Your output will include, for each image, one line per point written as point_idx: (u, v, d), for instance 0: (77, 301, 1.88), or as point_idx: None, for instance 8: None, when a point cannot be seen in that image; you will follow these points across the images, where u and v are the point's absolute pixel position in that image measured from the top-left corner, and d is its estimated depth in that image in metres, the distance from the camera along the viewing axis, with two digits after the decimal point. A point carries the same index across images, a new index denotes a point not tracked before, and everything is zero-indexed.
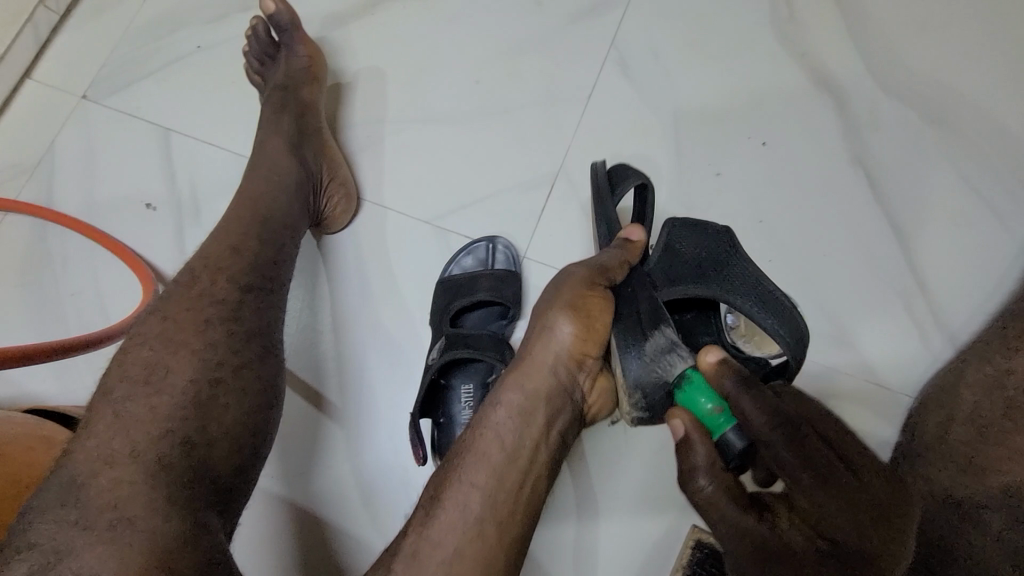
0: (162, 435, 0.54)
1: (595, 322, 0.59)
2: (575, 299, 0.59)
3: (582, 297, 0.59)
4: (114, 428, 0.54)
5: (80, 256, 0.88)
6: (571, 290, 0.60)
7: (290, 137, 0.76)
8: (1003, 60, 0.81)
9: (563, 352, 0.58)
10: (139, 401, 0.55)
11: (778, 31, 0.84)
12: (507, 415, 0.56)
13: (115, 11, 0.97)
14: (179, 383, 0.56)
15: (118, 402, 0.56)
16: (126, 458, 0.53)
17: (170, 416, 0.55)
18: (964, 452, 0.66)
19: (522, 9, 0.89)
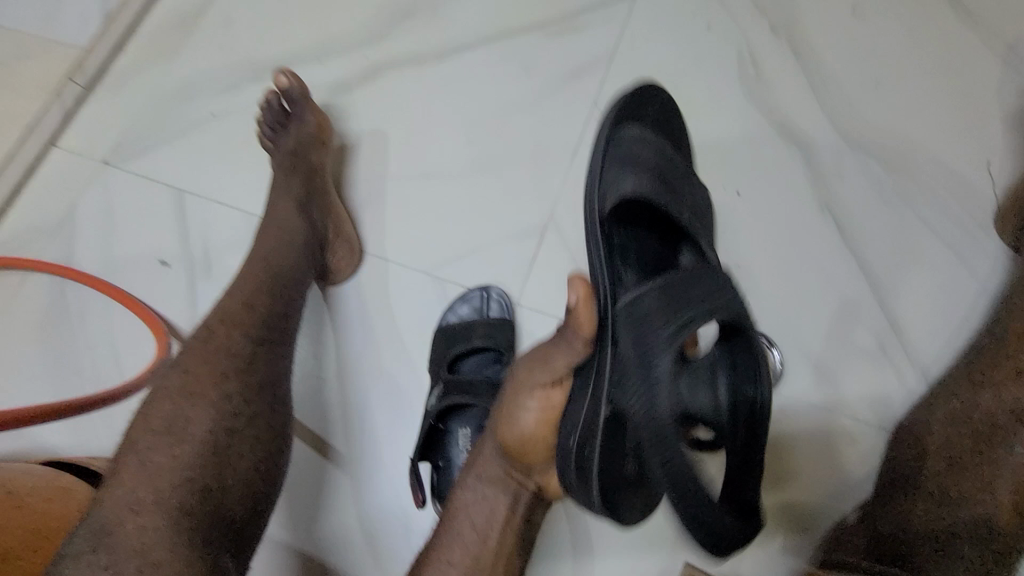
0: (182, 482, 0.58)
1: (530, 432, 0.61)
2: (517, 402, 0.61)
3: (521, 403, 0.61)
4: (137, 477, 0.58)
5: (97, 311, 0.92)
6: (519, 387, 0.62)
7: (299, 198, 0.83)
8: (956, 112, 0.88)
9: (506, 457, 0.63)
10: (160, 451, 0.59)
11: (747, 90, 0.92)
12: (476, 499, 0.63)
13: (136, 83, 1.05)
14: (198, 434, 0.60)
15: (141, 452, 0.59)
16: (150, 505, 0.56)
17: (189, 464, 0.59)
18: (935, 484, 0.68)
19: (513, 75, 0.97)
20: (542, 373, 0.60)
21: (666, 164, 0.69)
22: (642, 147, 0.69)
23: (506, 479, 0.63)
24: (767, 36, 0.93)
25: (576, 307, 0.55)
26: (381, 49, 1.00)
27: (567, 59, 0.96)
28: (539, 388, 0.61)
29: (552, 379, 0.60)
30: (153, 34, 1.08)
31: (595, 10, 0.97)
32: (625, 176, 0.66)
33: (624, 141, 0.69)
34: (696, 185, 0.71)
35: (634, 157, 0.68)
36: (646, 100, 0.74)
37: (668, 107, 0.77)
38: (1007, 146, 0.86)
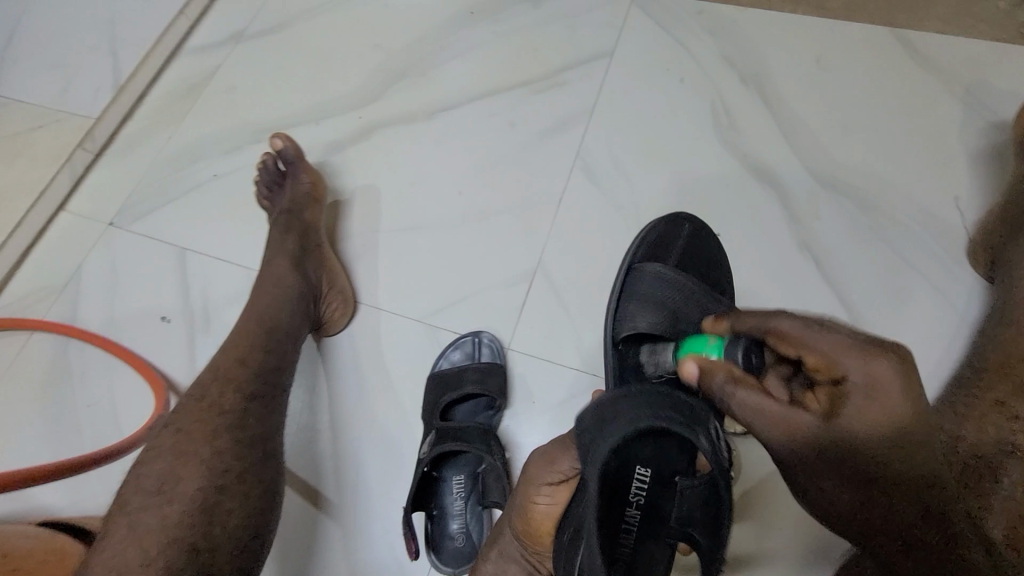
0: (168, 542, 0.60)
1: (538, 521, 0.64)
2: (531, 497, 0.64)
3: (534, 497, 0.64)
4: (127, 538, 0.60)
5: (97, 369, 0.94)
6: (529, 480, 0.65)
7: (294, 254, 0.86)
8: (922, 151, 0.92)
9: (521, 544, 0.66)
10: (151, 510, 0.61)
11: (721, 136, 0.96)
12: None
13: (144, 148, 1.11)
14: (187, 491, 0.62)
15: (132, 513, 0.61)
16: (140, 566, 0.58)
17: (179, 523, 0.61)
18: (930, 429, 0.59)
19: (498, 130, 1.02)
20: (550, 471, 0.63)
21: (684, 299, 0.77)
22: (653, 286, 0.79)
23: (523, 561, 0.66)
24: (737, 87, 0.99)
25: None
26: (375, 110, 1.06)
27: (549, 113, 1.01)
28: (547, 484, 0.63)
29: (560, 478, 0.63)
30: (161, 103, 1.15)
31: (574, 68, 1.03)
32: (637, 315, 0.78)
33: (643, 275, 0.80)
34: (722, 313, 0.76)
35: (637, 292, 0.79)
36: (668, 238, 0.84)
37: (694, 236, 0.84)
38: (974, 182, 0.89)
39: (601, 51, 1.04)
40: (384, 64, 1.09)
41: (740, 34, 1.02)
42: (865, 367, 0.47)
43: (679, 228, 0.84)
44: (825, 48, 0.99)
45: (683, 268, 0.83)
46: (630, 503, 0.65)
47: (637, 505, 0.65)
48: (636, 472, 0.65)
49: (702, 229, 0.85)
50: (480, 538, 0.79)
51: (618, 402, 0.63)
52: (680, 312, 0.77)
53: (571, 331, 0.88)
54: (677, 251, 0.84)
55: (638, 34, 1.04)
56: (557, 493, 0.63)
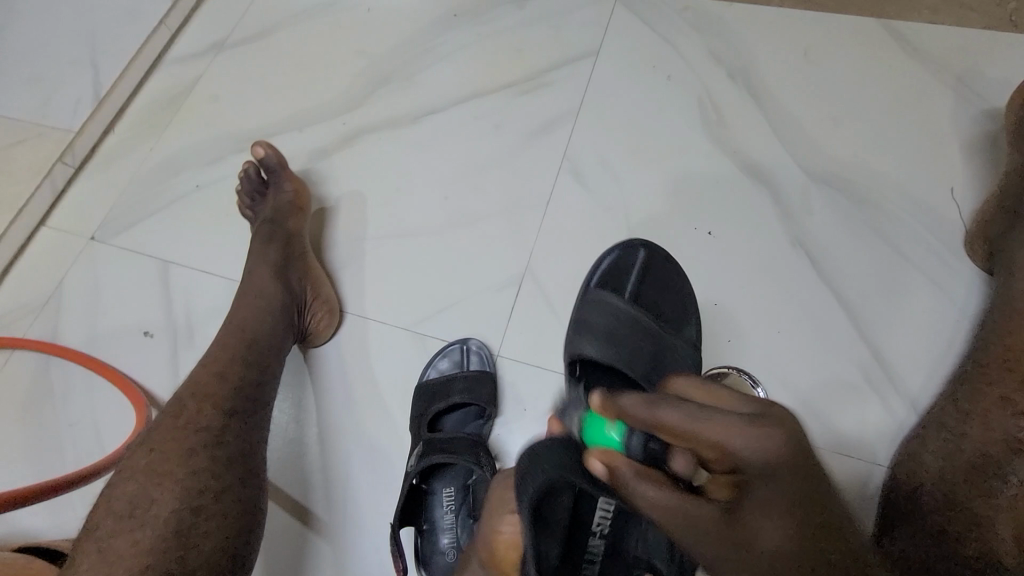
0: (140, 569, 0.59)
1: (501, 552, 0.57)
2: (495, 526, 0.57)
3: (499, 523, 0.57)
4: (99, 566, 0.59)
5: (78, 386, 0.92)
6: (496, 495, 0.60)
7: (276, 264, 0.84)
8: (914, 142, 0.90)
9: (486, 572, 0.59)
10: (123, 536, 0.60)
11: (710, 133, 0.95)
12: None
13: (125, 161, 1.10)
14: (160, 515, 0.61)
15: (102, 540, 0.61)
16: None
17: (151, 548, 0.60)
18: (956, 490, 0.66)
19: (483, 133, 1.00)
20: (514, 494, 0.58)
21: (622, 327, 0.77)
22: (601, 315, 0.78)
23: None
24: (725, 82, 0.97)
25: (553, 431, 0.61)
26: (359, 115, 1.05)
27: (535, 115, 1.00)
28: (510, 511, 0.57)
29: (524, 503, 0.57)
30: (142, 114, 1.13)
31: (559, 68, 1.02)
32: (581, 340, 0.77)
33: (588, 305, 0.80)
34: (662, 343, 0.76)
35: (588, 321, 0.78)
36: (623, 267, 0.83)
37: (647, 266, 0.83)
38: (968, 173, 0.87)
39: (586, 50, 1.02)
40: (368, 69, 1.08)
41: (727, 28, 1.00)
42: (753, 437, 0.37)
43: (633, 263, 0.83)
44: (813, 41, 0.98)
45: (640, 299, 0.82)
46: (593, 532, 0.65)
47: (601, 534, 0.65)
48: (598, 504, 0.64)
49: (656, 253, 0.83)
50: None
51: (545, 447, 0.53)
52: (620, 336, 0.76)
53: (563, 335, 0.86)
54: (632, 281, 0.82)
55: (623, 32, 1.03)
56: (521, 520, 0.57)
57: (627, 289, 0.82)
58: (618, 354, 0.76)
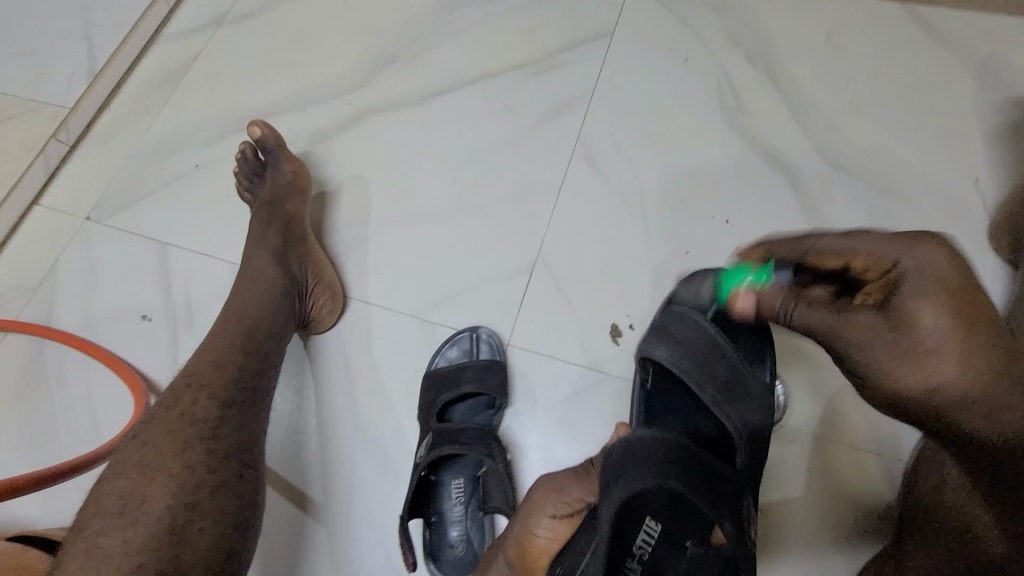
0: (132, 569, 0.56)
1: (532, 555, 0.57)
2: (531, 525, 0.57)
3: (535, 524, 0.57)
4: (86, 564, 0.57)
5: (73, 372, 0.90)
6: (541, 495, 0.60)
7: (276, 248, 0.81)
8: (937, 131, 0.88)
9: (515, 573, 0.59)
10: (114, 533, 0.58)
11: (726, 119, 0.92)
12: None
13: (121, 140, 1.06)
14: (152, 513, 0.59)
15: (91, 537, 0.58)
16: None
17: (141, 549, 0.57)
18: None
19: (492, 115, 0.97)
20: (559, 501, 0.58)
21: (703, 347, 0.67)
22: (688, 326, 0.69)
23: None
24: (743, 66, 0.94)
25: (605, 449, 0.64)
26: (364, 95, 1.01)
27: (546, 97, 0.97)
28: (550, 516, 0.57)
29: (566, 510, 0.57)
30: (139, 91, 1.09)
31: (573, 49, 0.99)
32: (656, 344, 0.69)
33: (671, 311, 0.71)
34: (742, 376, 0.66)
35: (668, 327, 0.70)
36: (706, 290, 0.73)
37: None
38: (992, 164, 0.85)
39: (602, 31, 0.99)
40: (373, 48, 1.04)
41: (747, 10, 0.97)
42: (917, 251, 0.50)
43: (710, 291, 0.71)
44: (834, 26, 0.95)
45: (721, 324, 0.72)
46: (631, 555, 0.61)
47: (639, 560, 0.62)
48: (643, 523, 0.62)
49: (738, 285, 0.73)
50: (480, 545, 0.75)
51: (645, 441, 0.56)
52: (698, 355, 0.67)
53: (573, 324, 0.84)
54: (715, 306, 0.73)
55: (638, 13, 0.99)
56: (558, 526, 0.56)
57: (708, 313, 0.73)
58: (692, 372, 0.67)
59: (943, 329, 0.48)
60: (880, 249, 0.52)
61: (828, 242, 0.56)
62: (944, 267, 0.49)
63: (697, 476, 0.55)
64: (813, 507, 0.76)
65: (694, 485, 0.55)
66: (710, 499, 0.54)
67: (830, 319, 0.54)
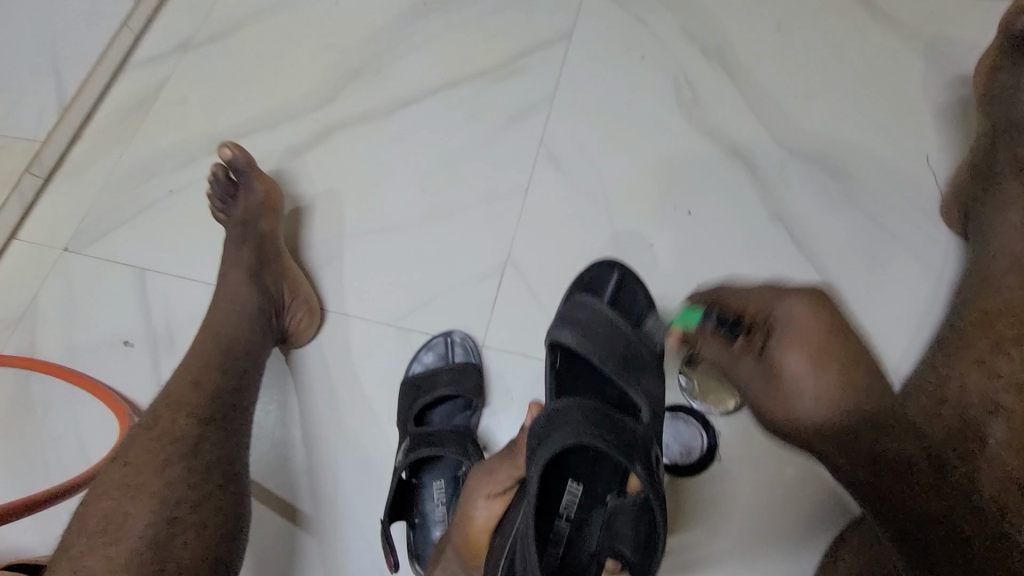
0: None
1: (474, 536, 0.64)
2: (469, 509, 0.65)
3: (472, 507, 0.64)
4: None
5: (57, 399, 0.91)
6: (474, 478, 0.67)
7: (249, 267, 0.83)
8: (887, 111, 0.90)
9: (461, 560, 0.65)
10: (98, 553, 0.61)
11: (684, 112, 0.94)
12: None
13: (95, 168, 1.07)
14: (135, 530, 0.62)
15: (75, 557, 0.61)
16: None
17: (126, 566, 0.59)
18: None
19: (457, 123, 0.99)
20: (491, 483, 0.65)
21: (605, 328, 0.73)
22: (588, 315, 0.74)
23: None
24: (698, 60, 0.97)
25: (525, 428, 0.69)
26: (331, 111, 1.03)
27: (508, 102, 0.99)
28: (484, 497, 0.64)
29: (498, 489, 0.64)
30: (110, 120, 1.11)
31: (532, 53, 1.01)
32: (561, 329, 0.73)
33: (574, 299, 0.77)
34: (634, 349, 0.73)
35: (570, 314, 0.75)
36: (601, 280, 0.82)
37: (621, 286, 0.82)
38: (941, 140, 0.88)
39: (559, 34, 1.01)
40: (338, 63, 1.06)
41: (699, 4, 0.99)
42: (790, 306, 0.62)
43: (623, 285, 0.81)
44: (784, 16, 0.97)
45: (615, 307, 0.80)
46: (560, 514, 0.67)
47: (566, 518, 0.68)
48: (567, 487, 0.68)
49: (632, 279, 0.82)
50: None
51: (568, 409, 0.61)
52: (600, 336, 0.72)
53: (545, 321, 0.86)
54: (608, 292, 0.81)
55: (595, 14, 1.01)
56: (493, 504, 0.64)
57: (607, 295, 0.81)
58: (593, 350, 0.72)
59: (805, 376, 0.59)
60: (765, 299, 0.63)
61: (726, 295, 0.66)
62: (809, 321, 0.61)
63: (613, 434, 0.60)
64: (786, 483, 0.77)
65: (610, 439, 0.59)
66: (621, 446, 0.59)
67: (727, 356, 0.65)
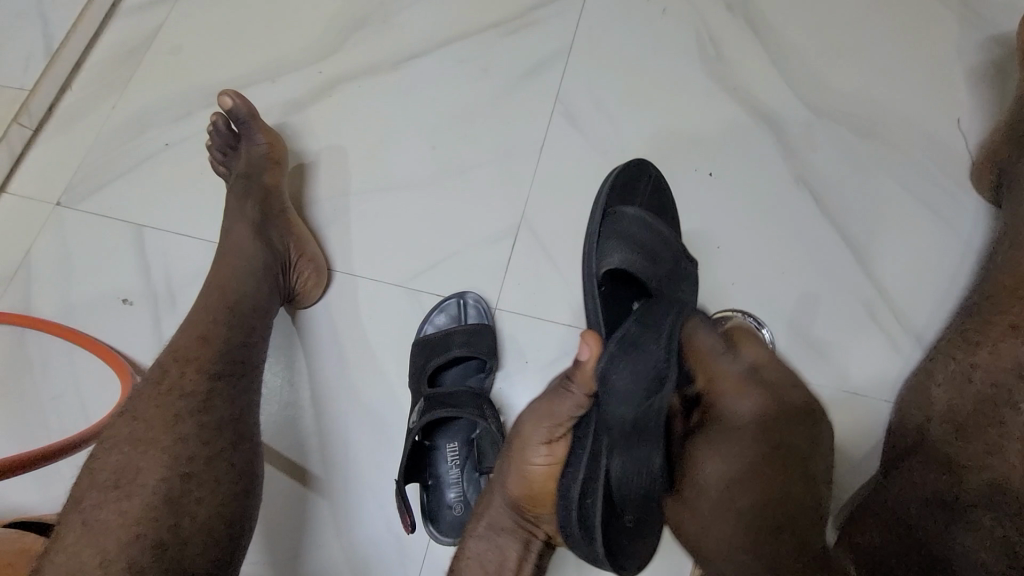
0: (131, 539, 0.57)
1: (538, 483, 0.62)
2: (526, 455, 0.63)
3: (531, 455, 0.62)
4: (83, 538, 0.58)
5: (56, 358, 0.88)
6: (531, 425, 0.63)
7: (254, 222, 0.80)
8: (919, 71, 0.87)
9: (516, 513, 0.64)
10: (108, 508, 0.59)
11: (708, 69, 0.90)
12: (481, 543, 0.66)
13: (86, 120, 1.02)
14: (148, 484, 0.60)
15: (85, 511, 0.59)
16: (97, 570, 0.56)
17: (139, 521, 0.58)
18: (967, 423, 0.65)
19: (469, 77, 0.94)
20: (548, 427, 0.62)
21: (653, 242, 0.73)
22: (630, 227, 0.74)
23: (516, 531, 0.65)
24: (723, 13, 0.92)
25: (585, 360, 0.59)
26: (335, 63, 0.98)
27: (523, 55, 0.94)
28: (544, 442, 0.62)
29: (555, 433, 0.61)
30: (100, 69, 1.05)
31: (548, 4, 0.95)
32: (613, 249, 0.73)
33: (617, 215, 0.75)
34: (680, 260, 0.73)
35: (624, 232, 0.73)
36: (631, 183, 0.79)
37: (655, 189, 0.79)
38: (974, 103, 0.84)
39: None
40: (341, 12, 1.00)
41: None
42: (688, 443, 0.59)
43: (653, 190, 0.79)
44: None
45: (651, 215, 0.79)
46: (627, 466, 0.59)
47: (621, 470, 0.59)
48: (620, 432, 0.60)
49: (665, 184, 0.80)
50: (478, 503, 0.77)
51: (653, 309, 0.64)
52: (660, 253, 0.72)
53: (560, 283, 0.83)
54: (640, 200, 0.79)
55: None
56: (554, 449, 0.62)
57: (641, 201, 0.79)
58: (644, 265, 0.72)
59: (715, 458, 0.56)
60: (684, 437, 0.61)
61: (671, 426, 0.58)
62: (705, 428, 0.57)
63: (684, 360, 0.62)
64: None
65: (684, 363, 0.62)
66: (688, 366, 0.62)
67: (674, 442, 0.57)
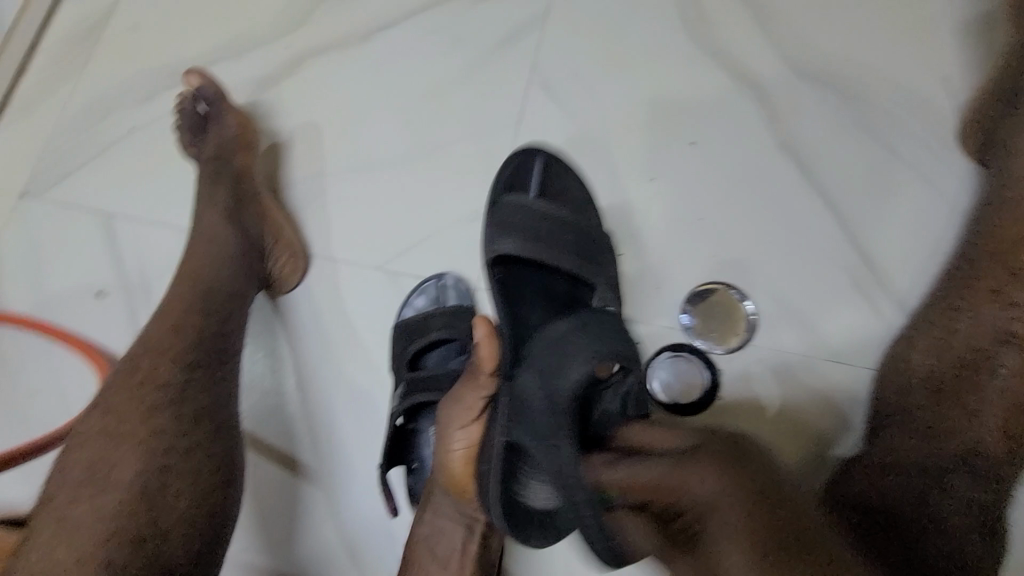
0: (111, 534, 0.58)
1: (456, 469, 0.64)
2: (446, 441, 0.64)
3: (449, 440, 0.64)
4: (60, 533, 0.58)
5: (33, 351, 0.87)
6: (449, 415, 0.65)
7: (225, 208, 0.78)
8: (906, 29, 0.83)
9: (453, 497, 0.67)
10: (85, 503, 0.59)
11: (689, 31, 0.86)
12: (429, 529, 0.68)
13: (46, 105, 0.98)
14: (124, 479, 0.60)
15: (61, 508, 0.59)
16: (76, 565, 0.56)
17: (117, 515, 0.58)
18: (951, 388, 0.66)
19: (442, 49, 0.90)
20: (461, 412, 0.64)
21: (542, 223, 0.73)
22: (522, 214, 0.73)
23: (459, 515, 0.67)
24: None
25: (480, 344, 0.62)
26: (302, 36, 0.94)
27: (498, 22, 0.90)
28: (460, 427, 0.63)
29: (470, 417, 0.63)
30: (55, 50, 1.00)
31: None
32: (503, 237, 0.72)
33: (502, 206, 0.74)
34: (591, 238, 0.75)
35: (508, 220, 0.73)
36: (523, 168, 0.77)
37: (547, 170, 0.78)
38: (963, 59, 0.81)
39: None
40: None
41: None
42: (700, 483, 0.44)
43: (537, 173, 0.77)
44: None
45: (546, 193, 0.77)
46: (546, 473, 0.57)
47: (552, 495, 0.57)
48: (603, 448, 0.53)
49: (556, 161, 0.78)
50: None
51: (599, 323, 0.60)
52: (537, 232, 0.73)
53: None
54: (531, 182, 0.77)
55: None
56: (470, 432, 0.63)
57: (532, 183, 0.77)
58: (541, 250, 0.72)
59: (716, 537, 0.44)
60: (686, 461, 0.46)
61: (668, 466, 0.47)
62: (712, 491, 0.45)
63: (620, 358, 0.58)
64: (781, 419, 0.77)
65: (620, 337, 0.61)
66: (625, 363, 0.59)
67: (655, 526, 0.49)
